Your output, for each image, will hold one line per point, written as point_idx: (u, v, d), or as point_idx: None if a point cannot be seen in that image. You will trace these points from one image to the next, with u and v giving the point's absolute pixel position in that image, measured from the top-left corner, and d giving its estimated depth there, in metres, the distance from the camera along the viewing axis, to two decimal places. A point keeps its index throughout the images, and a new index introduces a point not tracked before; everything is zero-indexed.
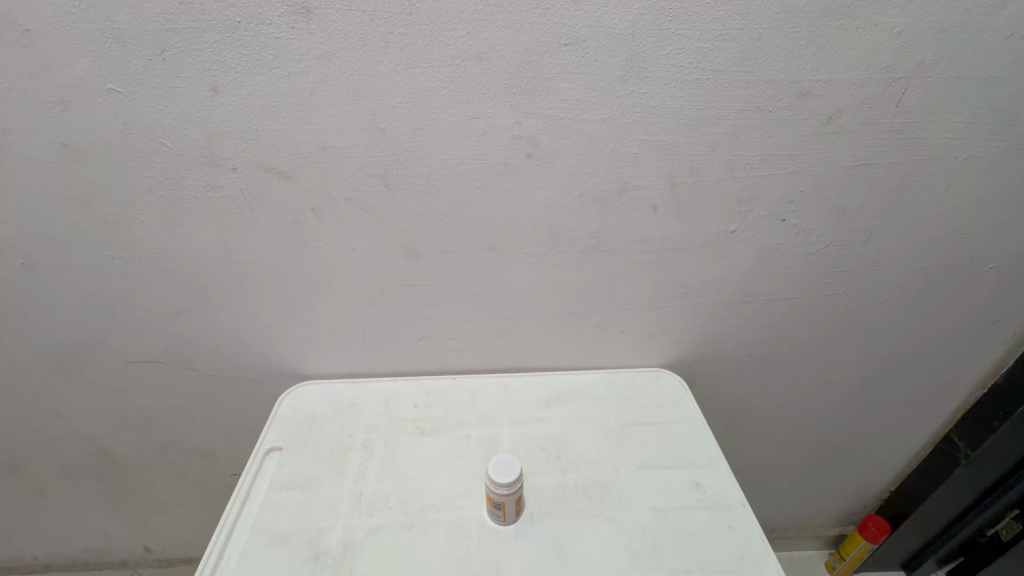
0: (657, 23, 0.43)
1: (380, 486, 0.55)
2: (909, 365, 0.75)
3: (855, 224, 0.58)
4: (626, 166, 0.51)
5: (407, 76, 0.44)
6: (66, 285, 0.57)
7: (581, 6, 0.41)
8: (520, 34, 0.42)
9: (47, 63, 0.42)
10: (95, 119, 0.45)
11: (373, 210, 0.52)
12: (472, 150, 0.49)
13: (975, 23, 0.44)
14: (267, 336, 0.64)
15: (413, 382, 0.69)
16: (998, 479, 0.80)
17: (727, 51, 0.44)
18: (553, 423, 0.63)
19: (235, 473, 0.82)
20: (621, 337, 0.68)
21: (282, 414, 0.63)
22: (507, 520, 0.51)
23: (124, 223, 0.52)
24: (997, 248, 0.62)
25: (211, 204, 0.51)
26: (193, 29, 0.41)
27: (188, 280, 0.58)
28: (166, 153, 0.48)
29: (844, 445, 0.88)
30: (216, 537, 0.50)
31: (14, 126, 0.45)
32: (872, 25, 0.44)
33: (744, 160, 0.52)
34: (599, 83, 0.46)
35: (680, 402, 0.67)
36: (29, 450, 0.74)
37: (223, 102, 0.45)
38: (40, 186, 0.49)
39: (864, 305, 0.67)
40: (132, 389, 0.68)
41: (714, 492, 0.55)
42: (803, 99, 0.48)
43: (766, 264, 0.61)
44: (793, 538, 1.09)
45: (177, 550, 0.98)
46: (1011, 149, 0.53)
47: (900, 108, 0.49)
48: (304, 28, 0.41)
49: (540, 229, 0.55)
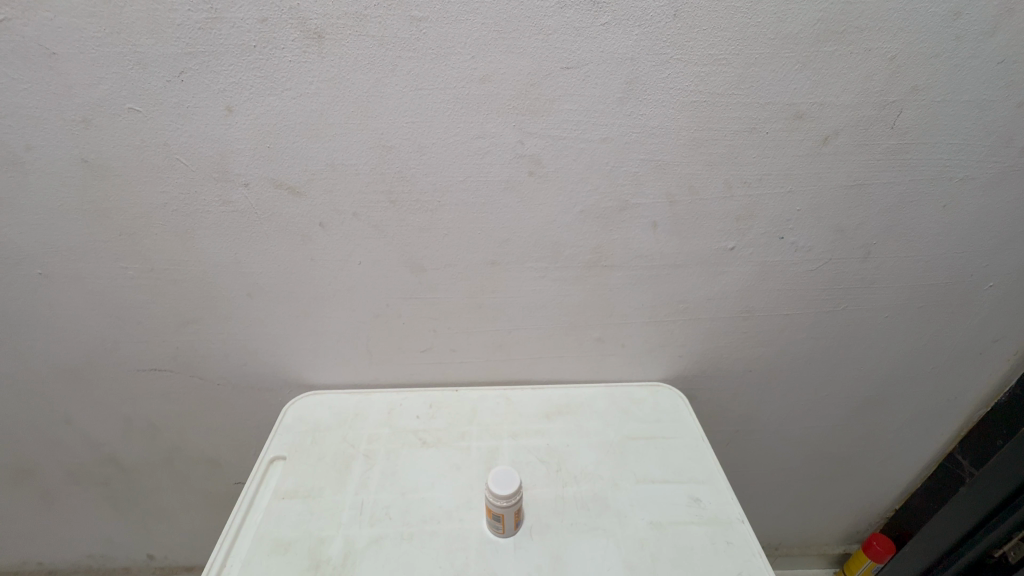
0: (655, 48, 0.44)
1: (381, 497, 0.56)
2: (911, 383, 0.75)
3: (854, 241, 0.59)
4: (625, 184, 0.52)
5: (414, 97, 0.46)
6: (79, 295, 0.59)
7: (582, 32, 0.43)
8: (522, 58, 0.44)
9: (71, 84, 0.44)
10: (114, 136, 0.47)
11: (379, 225, 0.54)
12: (477, 168, 0.50)
13: (967, 49, 0.45)
14: (274, 346, 0.65)
15: (415, 393, 0.70)
16: (1002, 500, 0.73)
17: (721, 75, 0.46)
18: (553, 435, 0.64)
19: (238, 481, 0.83)
20: (621, 351, 0.69)
21: (286, 423, 0.65)
22: (506, 533, 0.51)
23: (139, 234, 0.54)
24: (994, 267, 0.62)
25: (222, 219, 0.53)
26: (212, 53, 0.43)
27: (198, 291, 0.59)
28: (180, 169, 0.49)
29: (847, 461, 0.87)
30: (217, 547, 0.50)
31: (38, 143, 0.47)
32: (865, 50, 0.45)
33: (741, 179, 0.53)
34: (599, 105, 0.47)
35: (680, 416, 0.68)
36: (37, 455, 0.75)
37: (237, 121, 0.47)
38: (58, 198, 0.51)
39: (863, 322, 0.67)
40: (141, 396, 0.69)
41: (713, 507, 0.55)
42: (800, 120, 0.49)
43: (764, 281, 0.62)
44: (798, 555, 1.08)
45: (179, 558, 0.98)
46: (1007, 170, 0.54)
47: (895, 130, 0.50)
48: (317, 51, 0.43)
49: (541, 244, 0.56)
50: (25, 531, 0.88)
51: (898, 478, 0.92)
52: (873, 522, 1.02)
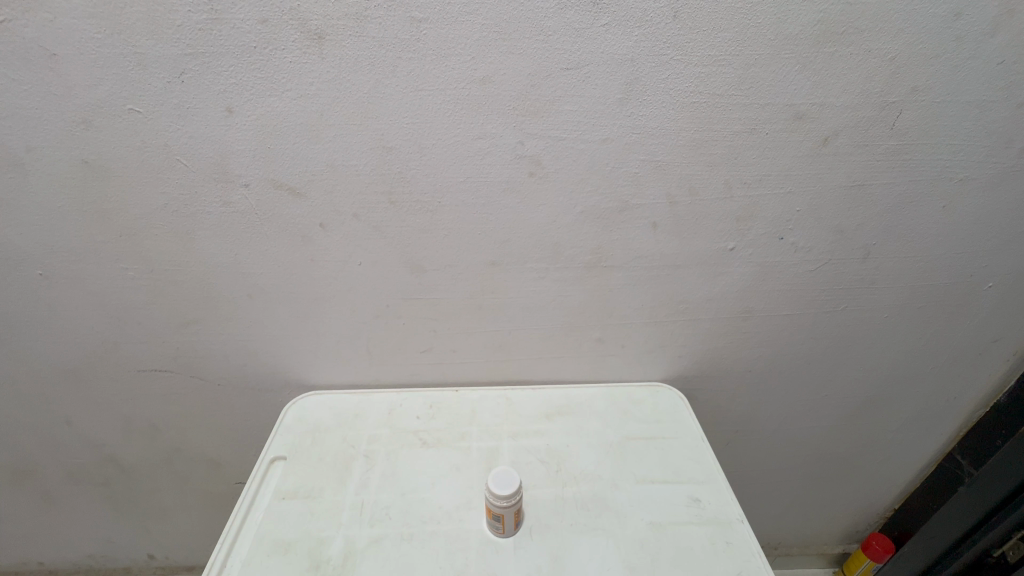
0: (655, 49, 0.44)
1: (381, 497, 0.56)
2: (910, 383, 0.75)
3: (853, 242, 0.59)
4: (625, 185, 0.52)
5: (414, 98, 0.46)
6: (80, 296, 0.59)
7: (582, 32, 0.43)
8: (522, 59, 0.44)
9: (71, 85, 0.44)
10: (114, 137, 0.47)
11: (380, 226, 0.54)
12: (477, 169, 0.50)
13: (967, 50, 0.45)
14: (275, 347, 0.65)
15: (416, 394, 0.70)
16: (1002, 500, 0.73)
17: (721, 75, 0.46)
18: (553, 436, 0.64)
19: (238, 481, 0.83)
20: (621, 351, 0.69)
21: (286, 424, 0.65)
22: (507, 533, 0.51)
23: (139, 235, 0.54)
24: (994, 267, 0.62)
25: (222, 220, 0.53)
26: (212, 54, 0.43)
27: (198, 291, 0.59)
28: (180, 169, 0.49)
29: (846, 461, 0.87)
30: (218, 547, 0.50)
31: (39, 144, 0.47)
32: (865, 51, 0.45)
33: (741, 179, 0.53)
34: (599, 106, 0.47)
35: (680, 416, 0.68)
36: (37, 456, 0.75)
37: (237, 121, 0.47)
38: (58, 199, 0.51)
39: (863, 322, 0.67)
40: (142, 397, 0.69)
41: (713, 507, 0.55)
42: (800, 120, 0.49)
43: (764, 281, 0.62)
44: (797, 555, 1.08)
45: (180, 558, 0.98)
46: (1007, 171, 0.54)
47: (895, 131, 0.50)
48: (317, 52, 0.43)
49: (541, 245, 0.56)
50: (26, 532, 0.88)
51: (897, 478, 0.92)
52: (873, 522, 1.02)
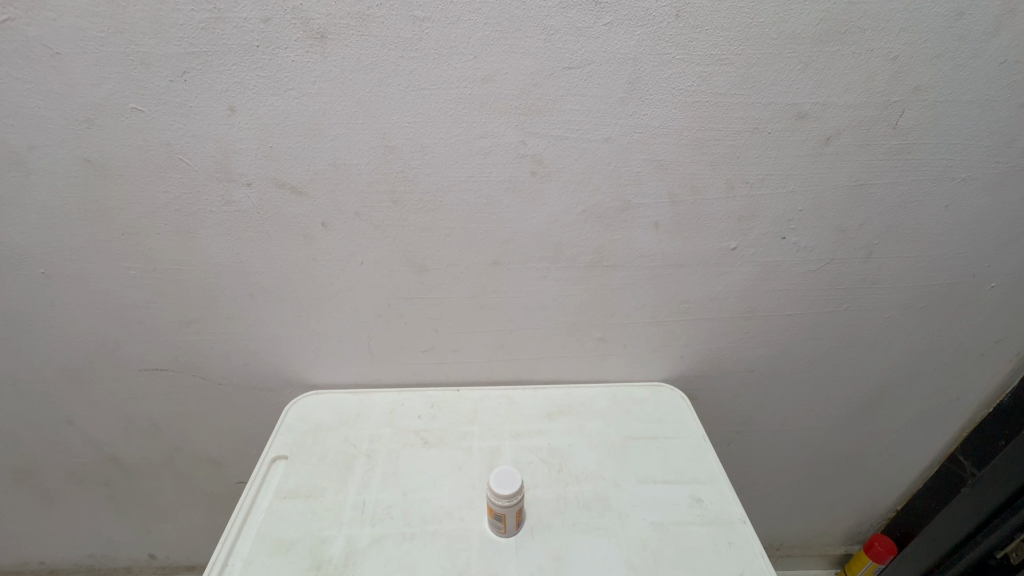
0: (656, 49, 0.44)
1: (382, 496, 0.56)
2: (912, 383, 0.75)
3: (855, 241, 0.59)
4: (628, 184, 0.52)
5: (417, 96, 0.46)
6: (81, 295, 0.59)
7: (585, 32, 0.43)
8: (525, 58, 0.44)
9: (74, 84, 0.44)
10: (116, 136, 0.47)
11: (381, 225, 0.54)
12: (479, 168, 0.50)
13: (969, 49, 0.45)
14: (276, 346, 0.65)
15: (417, 393, 0.69)
16: (1005, 501, 0.73)
17: (723, 74, 0.46)
18: (555, 436, 0.64)
19: (239, 481, 0.82)
20: (623, 351, 0.68)
21: (287, 423, 0.65)
22: (508, 532, 0.51)
23: (140, 233, 0.54)
24: (995, 267, 0.62)
25: (224, 219, 0.53)
26: (215, 53, 0.43)
27: (199, 290, 0.59)
28: (182, 168, 0.49)
29: (848, 461, 0.87)
30: (220, 546, 0.50)
31: (40, 142, 0.47)
32: (867, 51, 0.45)
33: (744, 178, 0.53)
34: (601, 104, 0.47)
35: (681, 416, 0.68)
36: (38, 455, 0.75)
37: (239, 121, 0.47)
38: (59, 197, 0.51)
39: (865, 322, 0.67)
40: (143, 396, 0.69)
41: (715, 507, 0.55)
42: (801, 120, 0.49)
43: (765, 281, 0.62)
44: (799, 556, 1.08)
45: (180, 558, 0.98)
46: (1009, 170, 0.54)
47: (898, 130, 0.50)
48: (320, 51, 0.43)
49: (543, 245, 0.56)
50: (27, 531, 0.88)
51: (899, 478, 0.91)
52: (875, 522, 1.01)
